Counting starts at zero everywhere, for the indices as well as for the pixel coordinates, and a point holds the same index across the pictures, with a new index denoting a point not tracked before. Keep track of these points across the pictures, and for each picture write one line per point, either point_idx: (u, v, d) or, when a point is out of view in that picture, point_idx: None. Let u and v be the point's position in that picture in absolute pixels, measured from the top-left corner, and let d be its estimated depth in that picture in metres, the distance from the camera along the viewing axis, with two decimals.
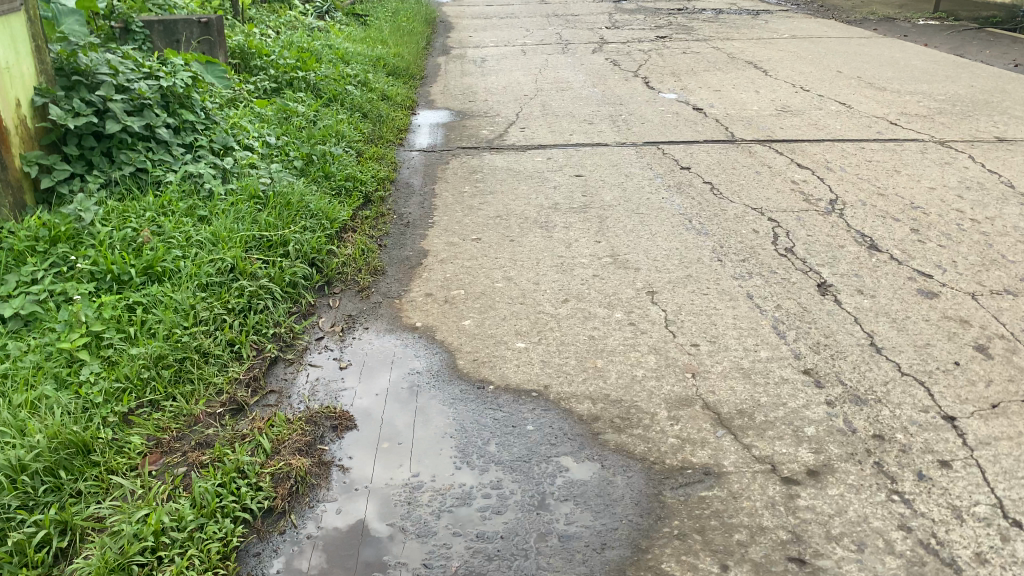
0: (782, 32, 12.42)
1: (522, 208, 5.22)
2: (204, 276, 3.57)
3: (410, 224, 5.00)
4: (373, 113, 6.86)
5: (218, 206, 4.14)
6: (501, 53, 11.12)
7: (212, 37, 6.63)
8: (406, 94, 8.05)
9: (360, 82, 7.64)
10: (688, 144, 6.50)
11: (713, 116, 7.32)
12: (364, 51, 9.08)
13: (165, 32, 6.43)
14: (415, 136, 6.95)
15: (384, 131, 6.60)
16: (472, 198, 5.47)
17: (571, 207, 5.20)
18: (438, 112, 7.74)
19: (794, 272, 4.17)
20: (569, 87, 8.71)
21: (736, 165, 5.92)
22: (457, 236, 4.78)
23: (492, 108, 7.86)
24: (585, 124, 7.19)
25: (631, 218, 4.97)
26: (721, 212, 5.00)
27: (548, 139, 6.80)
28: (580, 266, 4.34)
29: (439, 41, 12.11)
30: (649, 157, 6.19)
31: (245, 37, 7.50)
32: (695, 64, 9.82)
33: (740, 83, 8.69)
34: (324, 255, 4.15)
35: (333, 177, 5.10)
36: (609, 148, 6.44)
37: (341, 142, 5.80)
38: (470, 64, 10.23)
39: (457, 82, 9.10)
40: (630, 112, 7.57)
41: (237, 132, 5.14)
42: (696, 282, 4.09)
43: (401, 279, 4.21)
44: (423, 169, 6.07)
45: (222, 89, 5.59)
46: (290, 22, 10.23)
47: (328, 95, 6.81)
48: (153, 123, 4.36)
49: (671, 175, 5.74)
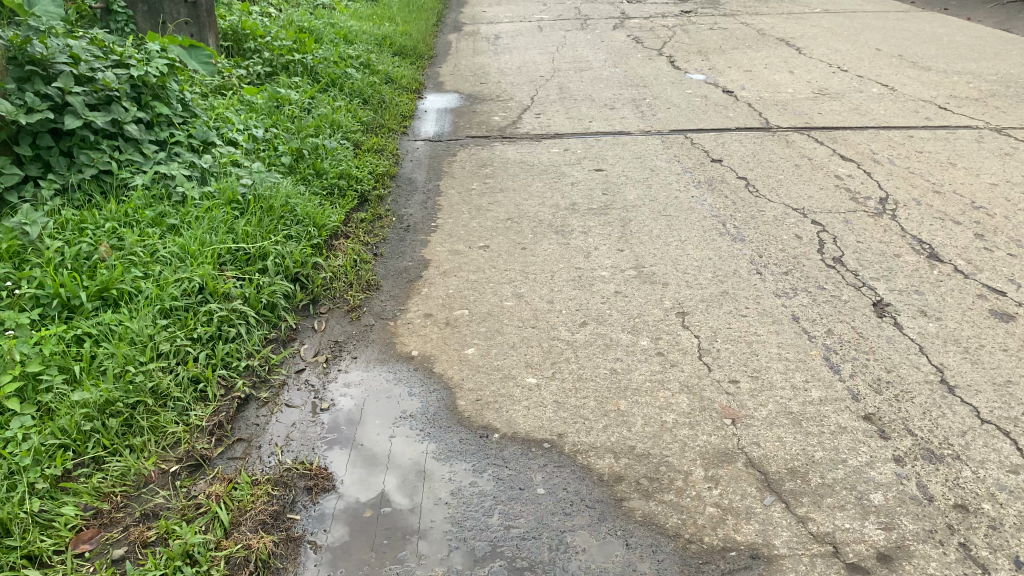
0: (814, 6, 11.75)
1: (536, 210, 4.73)
2: (167, 299, 3.14)
3: (411, 228, 4.53)
4: (375, 99, 6.37)
5: (190, 213, 3.71)
6: (517, 30, 10.56)
7: (200, 20, 6.17)
8: (414, 76, 7.54)
9: (363, 64, 7.14)
10: (719, 133, 5.95)
11: (745, 101, 6.76)
12: (370, 30, 8.57)
13: (149, 13, 6.00)
14: (422, 124, 6.45)
15: (387, 119, 6.12)
16: (482, 196, 4.97)
17: (591, 208, 4.71)
18: (448, 96, 7.24)
19: (845, 288, 3.65)
20: (589, 67, 8.16)
21: (772, 157, 5.37)
22: (463, 243, 4.30)
23: (506, 92, 7.34)
24: (606, 110, 6.65)
25: (657, 221, 4.45)
26: (759, 213, 4.48)
27: (565, 127, 6.28)
28: (600, 279, 3.85)
29: (452, 18, 11.57)
30: (675, 148, 5.66)
31: (240, 18, 7.03)
32: (723, 42, 9.21)
33: (772, 62, 8.09)
34: (308, 269, 3.72)
35: (325, 175, 4.65)
36: (633, 138, 5.91)
37: (337, 133, 5.34)
38: (484, 42, 9.68)
39: (469, 63, 8.56)
40: (654, 96, 7.02)
41: (220, 125, 4.70)
42: (733, 299, 3.59)
43: (398, 296, 3.73)
44: (429, 163, 5.59)
45: (206, 76, 5.20)
46: None
47: (325, 79, 6.34)
48: (121, 118, 3.93)
49: (701, 169, 5.21)
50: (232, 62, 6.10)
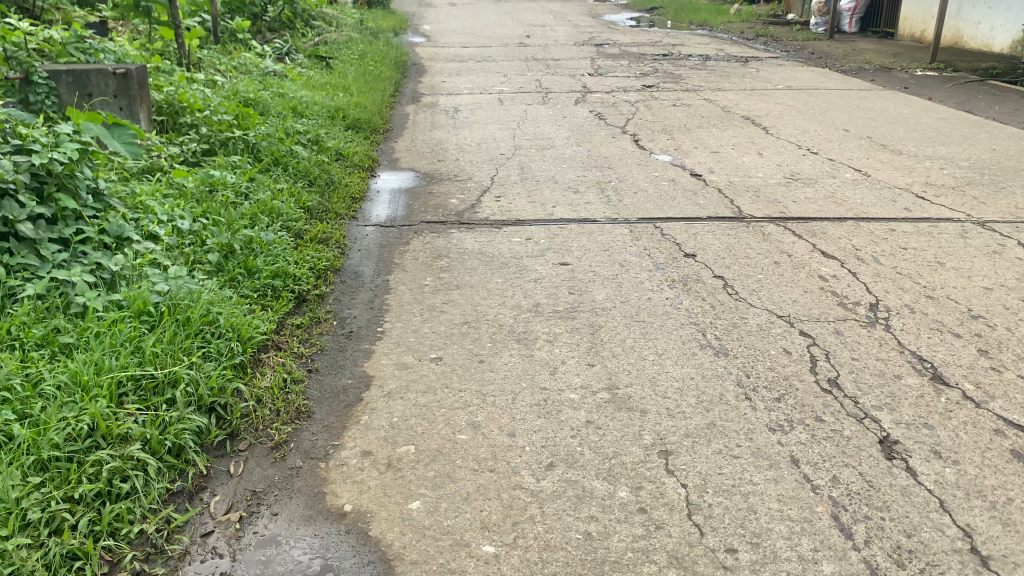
0: (777, 83, 11.64)
1: (495, 310, 4.23)
2: (45, 447, 2.62)
3: (353, 334, 4.01)
4: (322, 180, 5.90)
5: (89, 331, 3.21)
6: (476, 102, 10.25)
7: (131, 92, 5.62)
8: (366, 152, 7.09)
9: (311, 140, 6.69)
10: (690, 223, 5.57)
11: (715, 186, 6.42)
12: (322, 101, 8.17)
13: (75, 84, 5.58)
14: (373, 206, 5.99)
15: (332, 203, 5.64)
16: (434, 293, 4.46)
17: (555, 308, 4.22)
18: (402, 174, 6.81)
19: (846, 419, 3.21)
20: (551, 145, 7.80)
21: (749, 253, 4.98)
22: (412, 355, 3.79)
23: (464, 170, 6.94)
24: (570, 194, 6.25)
25: (630, 328, 3.99)
26: (741, 321, 4.05)
27: (527, 212, 5.85)
28: (568, 403, 3.34)
29: (410, 87, 11.27)
30: (645, 239, 5.25)
31: (180, 90, 6.57)
32: (688, 120, 8.96)
33: (740, 143, 7.83)
34: (228, 397, 3.20)
35: (258, 273, 4.15)
36: (599, 226, 5.50)
37: (276, 221, 4.84)
38: (442, 115, 9.32)
39: (426, 137, 8.17)
40: (620, 178, 6.66)
41: (140, 216, 4.22)
42: (722, 433, 3.11)
43: (334, 429, 3.22)
44: (377, 253, 5.08)
45: (127, 158, 4.75)
46: (244, 65, 9.32)
47: (268, 157, 5.87)
48: (13, 216, 3.46)
49: (675, 264, 4.79)
50: (163, 141, 5.63)
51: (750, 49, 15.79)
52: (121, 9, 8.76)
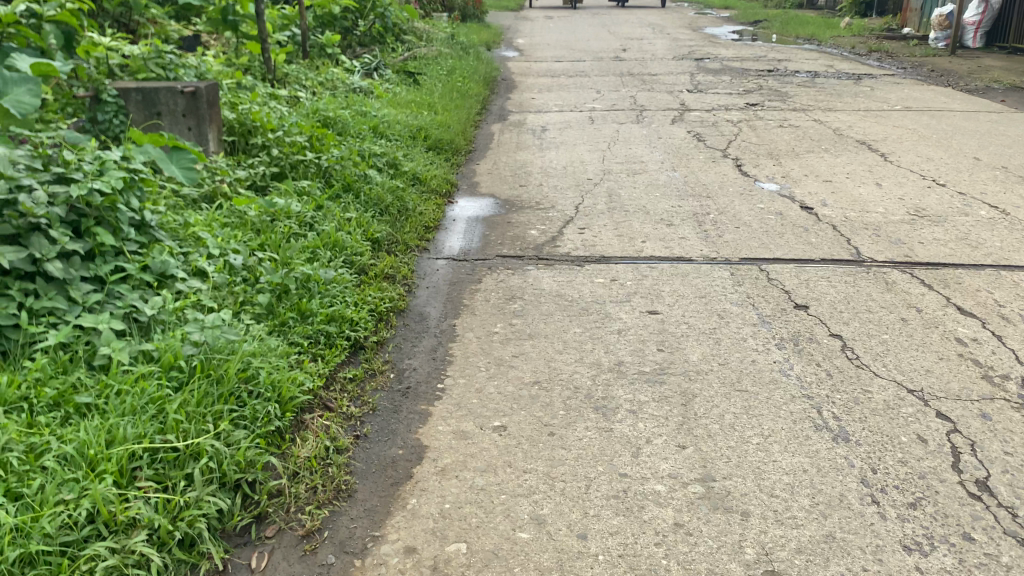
0: (894, 103, 10.78)
1: (571, 367, 3.72)
2: (34, 538, 2.23)
3: (411, 390, 3.54)
4: (395, 209, 5.51)
5: (109, 389, 2.83)
6: (566, 120, 9.77)
7: (200, 112, 5.33)
8: (445, 176, 6.70)
9: (388, 164, 6.33)
10: (799, 267, 4.93)
11: (828, 222, 5.76)
12: (405, 120, 7.84)
13: (144, 103, 5.31)
14: (447, 236, 5.57)
15: (403, 234, 5.24)
16: (505, 343, 3.97)
17: (641, 369, 3.68)
18: (482, 201, 6.39)
19: (1003, 540, 2.57)
20: (644, 169, 7.24)
21: (869, 306, 4.33)
22: (476, 420, 3.31)
23: (548, 197, 6.46)
24: (663, 226, 5.69)
25: (729, 400, 3.42)
26: (863, 397, 3.42)
27: (615, 246, 5.32)
28: (652, 498, 2.81)
29: (498, 104, 10.88)
30: (747, 284, 4.66)
31: (255, 109, 6.30)
32: (795, 144, 8.26)
33: (854, 172, 7.11)
34: (258, 472, 2.77)
35: (311, 318, 3.74)
36: (695, 266, 4.92)
37: (339, 256, 4.44)
38: (530, 135, 8.88)
39: (511, 159, 7.73)
40: (719, 209, 6.06)
41: (189, 251, 3.87)
42: (844, 553, 2.53)
43: (377, 515, 2.75)
44: (447, 292, 4.64)
45: (185, 184, 4.43)
46: (329, 80, 9.08)
47: (340, 183, 5.52)
48: (43, 254, 3.12)
49: (781, 318, 4.19)
50: (231, 163, 5.34)
51: (863, 65, 14.82)
52: (210, 22, 8.63)
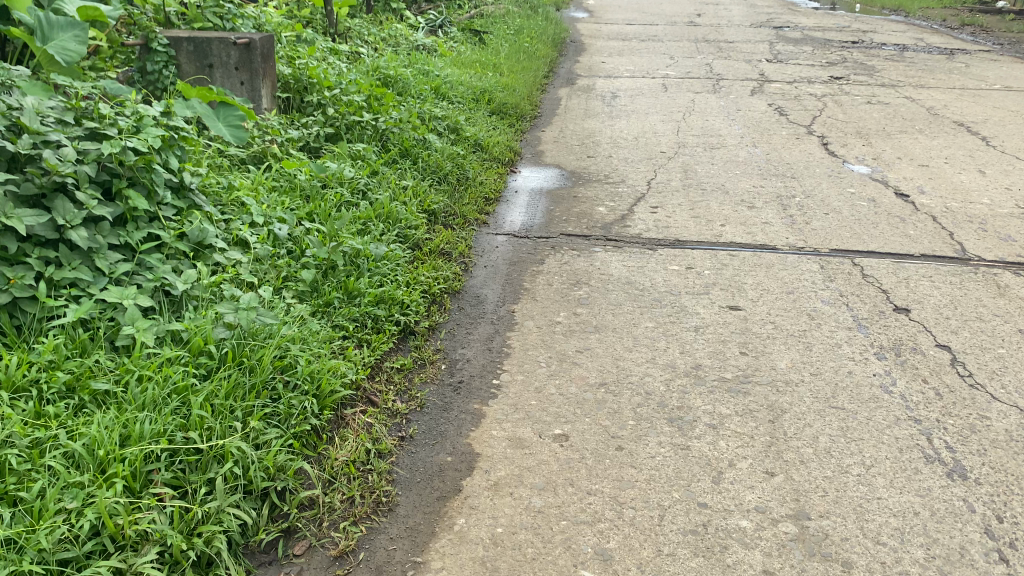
0: (993, 81, 10.01)
1: (642, 368, 3.33)
2: (27, 554, 1.95)
3: (463, 385, 3.18)
4: (453, 177, 5.16)
5: (129, 375, 2.54)
6: (637, 87, 9.26)
7: (253, 66, 4.99)
8: (508, 144, 6.30)
9: (449, 128, 5.96)
10: (897, 262, 4.45)
11: (927, 212, 5.23)
12: (468, 82, 7.45)
13: (195, 54, 4.99)
14: (508, 210, 5.20)
15: (460, 206, 4.88)
16: (568, 336, 3.60)
17: (722, 375, 3.28)
18: (546, 172, 6.00)
19: None
20: (721, 143, 6.75)
21: (981, 313, 3.85)
22: (535, 426, 2.95)
23: (617, 171, 6.04)
24: (744, 208, 5.23)
25: (823, 420, 3.00)
26: (980, 425, 2.98)
27: (690, 229, 4.89)
28: (736, 537, 2.43)
29: (566, 67, 10.41)
30: (839, 280, 4.20)
31: (312, 64, 5.96)
32: (886, 123, 7.65)
33: (954, 156, 6.52)
34: (288, 479, 2.45)
35: (359, 298, 3.41)
36: (779, 257, 4.47)
37: (392, 230, 4.11)
38: (599, 102, 8.41)
39: (578, 128, 7.29)
40: (804, 192, 5.57)
41: (231, 219, 3.56)
42: None
43: (419, 536, 2.40)
44: (506, 272, 4.28)
45: (233, 143, 4.11)
46: (392, 37, 8.72)
47: (397, 148, 5.18)
48: (67, 219, 2.83)
49: (880, 323, 3.74)
50: (284, 122, 5.02)
51: (956, 39, 13.90)
52: None
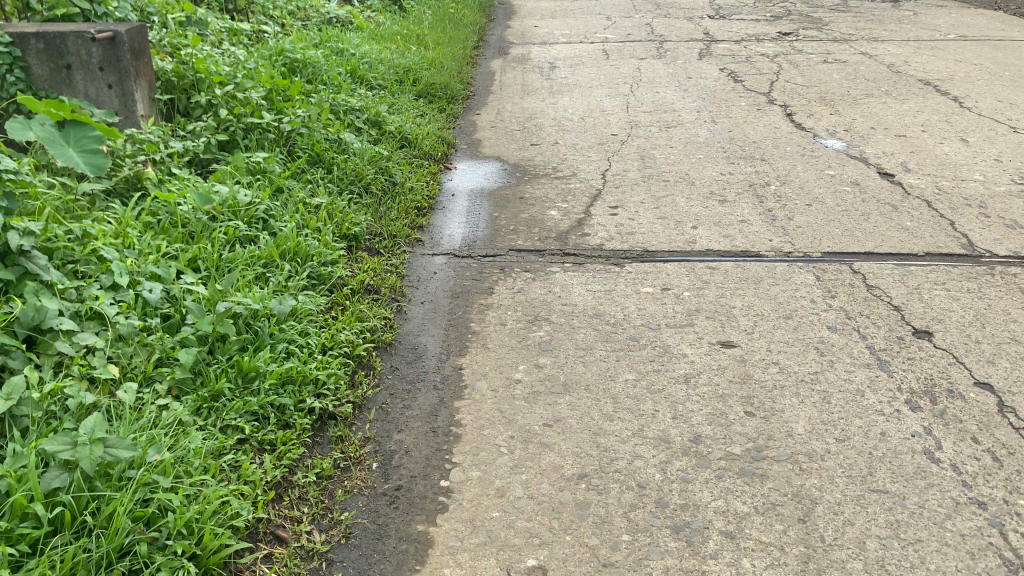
0: (947, 30, 9.48)
1: (629, 446, 2.63)
2: None
3: (402, 493, 2.44)
4: (377, 186, 4.37)
5: None
6: (576, 54, 8.50)
7: (121, 64, 4.08)
8: (439, 134, 5.51)
9: (368, 121, 5.14)
10: (902, 265, 3.82)
11: (918, 196, 4.62)
12: (390, 61, 6.60)
13: (48, 53, 4.05)
14: (443, 220, 4.44)
15: (386, 223, 4.10)
16: (532, 402, 2.87)
17: (729, 450, 2.60)
18: (484, 167, 5.24)
19: None
20: (677, 120, 6.06)
21: (1015, 333, 3.24)
22: (500, 554, 2.22)
23: (566, 163, 5.31)
24: (716, 203, 4.56)
25: (867, 514, 2.35)
26: None
27: (659, 236, 4.20)
28: None
29: (496, 33, 9.57)
30: (841, 295, 3.56)
31: (202, 55, 5.08)
32: (849, 85, 7.03)
33: (931, 123, 5.93)
34: None
35: (257, 381, 2.63)
36: (767, 268, 3.82)
37: (301, 271, 3.31)
38: (536, 75, 7.62)
39: (516, 108, 6.51)
40: (779, 178, 4.92)
41: (83, 284, 2.73)
42: None
43: None
44: (447, 309, 3.54)
45: (90, 170, 3.21)
46: (300, 9, 7.77)
47: (306, 155, 4.36)
48: None
49: (902, 355, 3.11)
50: (165, 131, 4.14)
51: None
52: None
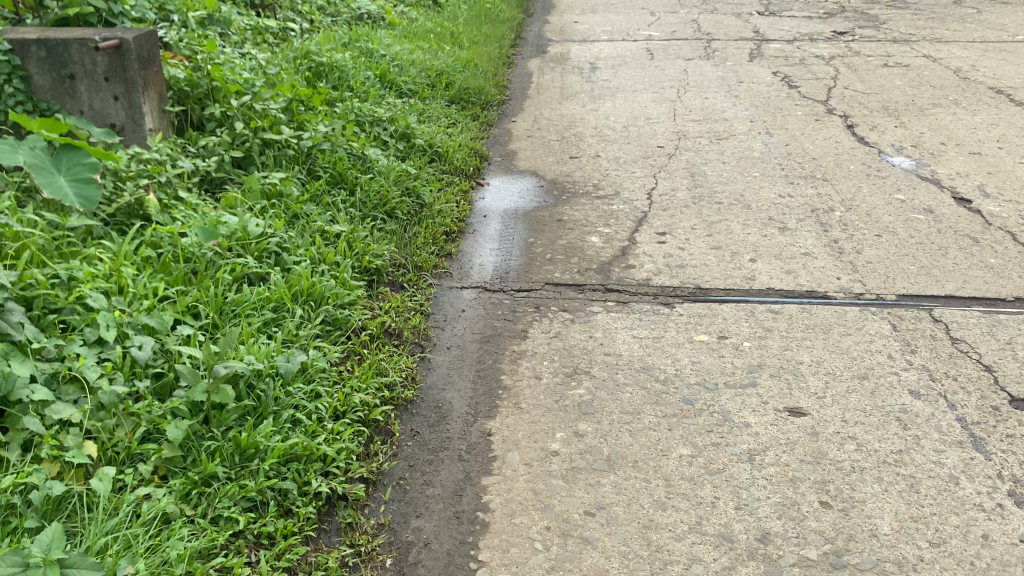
0: (1016, 31, 8.90)
1: (686, 546, 2.26)
2: None
3: None
4: (403, 211, 4.02)
5: None
6: (618, 53, 8.08)
7: (128, 74, 3.77)
8: (472, 147, 5.15)
9: (396, 134, 4.79)
10: (989, 312, 3.40)
11: (1001, 226, 4.17)
12: (423, 63, 6.25)
13: (50, 61, 3.74)
14: (474, 246, 4.09)
15: (412, 253, 3.75)
16: (572, 481, 2.49)
17: (803, 555, 2.22)
18: (518, 183, 4.88)
19: None
20: (729, 131, 5.63)
21: None
22: None
23: (608, 179, 4.92)
24: (774, 232, 4.16)
25: None
26: None
27: (714, 270, 3.81)
28: None
29: (534, 29, 9.17)
30: (922, 349, 3.15)
31: (221, 59, 4.77)
32: (914, 93, 6.55)
33: (1008, 138, 5.45)
34: None
35: (256, 459, 2.29)
36: (835, 314, 3.41)
37: (315, 316, 2.97)
38: (575, 76, 7.22)
39: (554, 115, 6.12)
40: (843, 202, 4.49)
41: (65, 339, 2.41)
42: None
43: None
44: (475, 356, 3.17)
45: (82, 202, 2.93)
46: (330, 4, 7.43)
47: (327, 175, 4.02)
48: None
49: (1000, 429, 2.70)
50: (174, 147, 3.83)
51: None
52: None
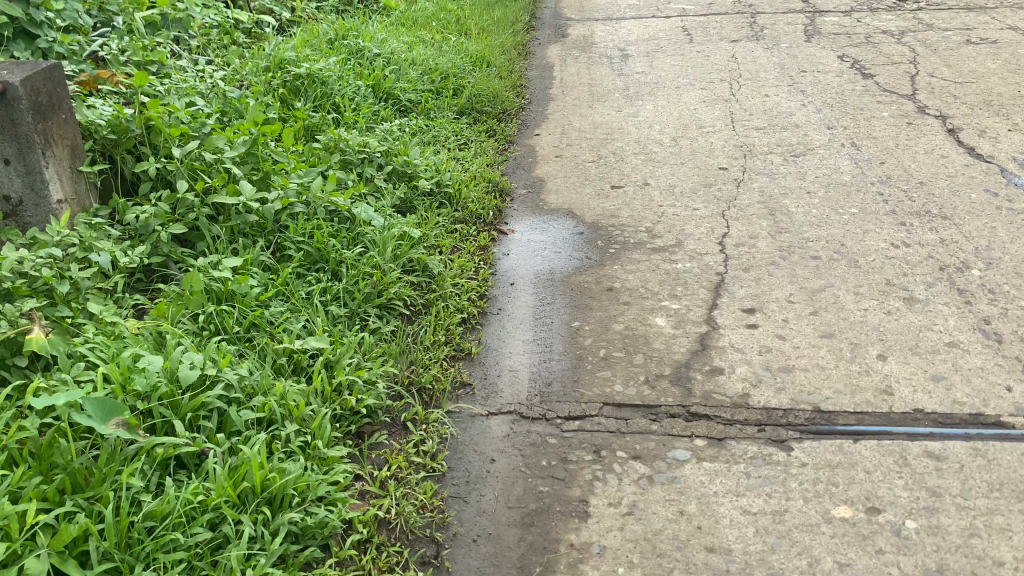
0: None
1: None
2: None
3: None
4: (404, 298, 3.01)
5: None
6: (650, 33, 6.95)
7: (19, 130, 2.70)
8: (490, 179, 4.11)
9: (393, 171, 3.76)
10: None
11: None
12: (425, 63, 5.16)
13: None
14: (497, 334, 3.07)
15: (417, 365, 2.74)
16: None
17: None
18: (549, 227, 3.86)
19: None
20: (805, 143, 4.56)
21: None
22: None
23: (665, 219, 3.88)
24: (900, 306, 3.12)
25: None
26: None
27: (833, 375, 2.78)
28: None
29: (549, 6, 8.03)
30: None
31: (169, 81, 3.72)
32: (1015, 80, 5.43)
33: None
34: None
35: None
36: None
37: (271, 528, 1.97)
38: (605, 67, 6.12)
39: (586, 123, 5.05)
40: (977, 252, 3.44)
41: None
42: None
43: None
44: (516, 552, 2.15)
45: None
46: None
47: (300, 255, 3.01)
48: None
49: None
50: (90, 225, 2.82)
51: None
52: None
